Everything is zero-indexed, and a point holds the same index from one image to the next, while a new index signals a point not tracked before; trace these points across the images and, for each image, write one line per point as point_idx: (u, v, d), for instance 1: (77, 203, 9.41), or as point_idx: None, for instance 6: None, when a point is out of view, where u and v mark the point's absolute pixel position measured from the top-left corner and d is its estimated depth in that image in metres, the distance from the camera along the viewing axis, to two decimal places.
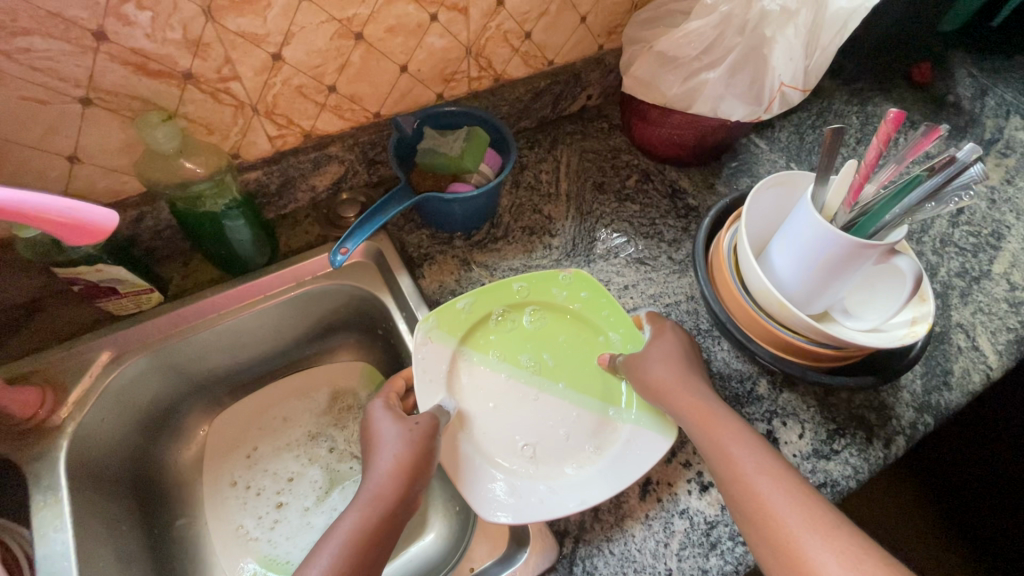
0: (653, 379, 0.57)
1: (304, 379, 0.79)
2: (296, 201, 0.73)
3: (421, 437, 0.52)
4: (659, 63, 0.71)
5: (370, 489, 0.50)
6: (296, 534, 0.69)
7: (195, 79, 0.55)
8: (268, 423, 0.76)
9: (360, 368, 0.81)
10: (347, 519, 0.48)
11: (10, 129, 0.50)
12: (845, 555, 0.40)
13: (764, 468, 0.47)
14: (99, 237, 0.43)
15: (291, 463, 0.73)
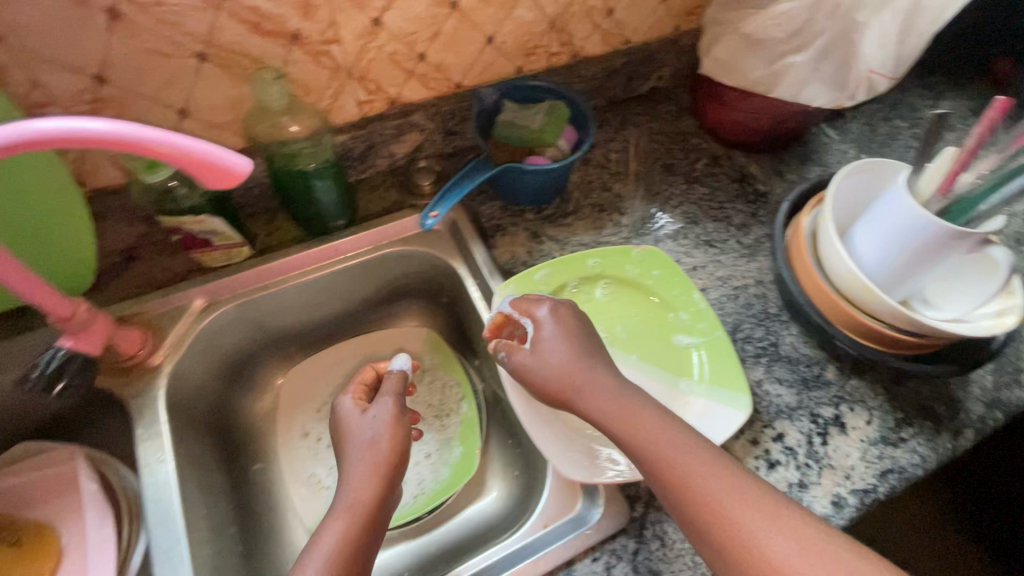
0: (556, 374, 0.54)
1: (370, 343, 0.83)
2: (374, 167, 0.75)
3: (390, 428, 0.58)
4: (744, 44, 0.70)
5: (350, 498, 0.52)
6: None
7: (301, 40, 0.57)
8: (339, 381, 0.79)
9: (424, 336, 0.84)
10: (328, 532, 0.49)
11: (133, 80, 0.52)
12: (801, 541, 0.41)
13: (707, 464, 0.46)
14: (230, 181, 0.42)
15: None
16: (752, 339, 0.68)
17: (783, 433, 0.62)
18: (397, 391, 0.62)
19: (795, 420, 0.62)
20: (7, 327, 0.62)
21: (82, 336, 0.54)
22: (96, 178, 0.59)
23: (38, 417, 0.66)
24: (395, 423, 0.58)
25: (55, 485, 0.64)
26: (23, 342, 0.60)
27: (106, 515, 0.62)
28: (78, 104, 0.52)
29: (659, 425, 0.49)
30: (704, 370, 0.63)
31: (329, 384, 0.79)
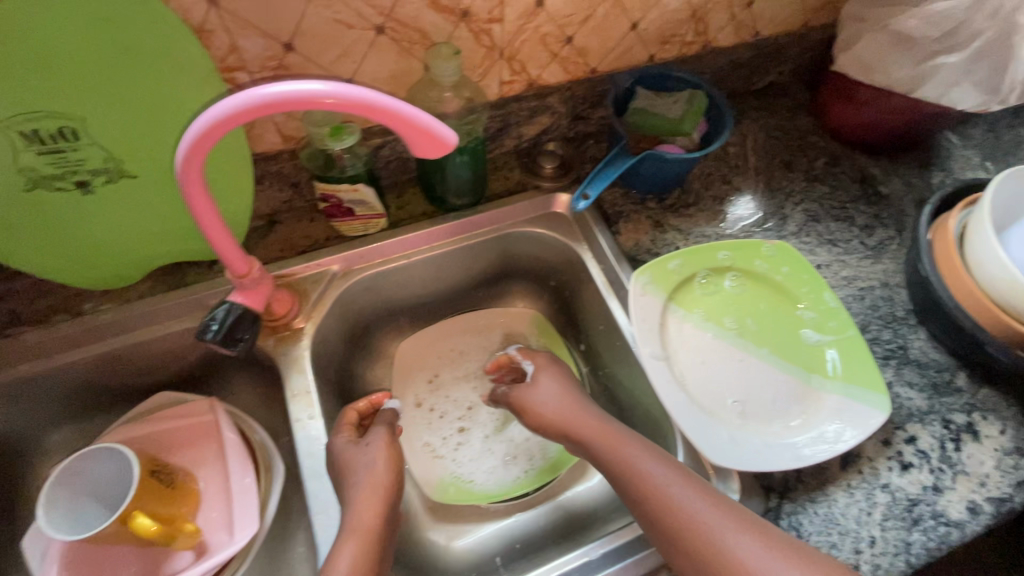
0: (555, 414, 0.63)
1: (478, 321, 0.83)
2: (502, 147, 0.76)
3: (383, 453, 0.56)
4: (892, 42, 0.69)
5: (356, 516, 0.51)
6: (478, 457, 0.74)
7: (469, 17, 0.58)
8: (449, 355, 0.81)
9: (531, 318, 0.84)
10: (346, 552, 0.49)
11: (317, 49, 0.54)
12: (763, 543, 0.47)
13: (670, 478, 0.53)
14: (436, 152, 0.44)
15: (470, 393, 0.78)
16: (881, 341, 0.67)
17: (915, 436, 0.61)
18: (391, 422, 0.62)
19: (927, 424, 0.62)
20: (166, 282, 0.65)
21: (252, 293, 0.57)
22: (259, 143, 0.61)
23: (176, 371, 0.69)
24: (389, 451, 0.57)
25: (197, 434, 0.67)
26: (180, 298, 0.63)
27: (248, 466, 0.66)
28: (264, 70, 0.54)
29: (645, 455, 0.56)
30: (836, 366, 0.62)
31: (439, 357, 0.80)
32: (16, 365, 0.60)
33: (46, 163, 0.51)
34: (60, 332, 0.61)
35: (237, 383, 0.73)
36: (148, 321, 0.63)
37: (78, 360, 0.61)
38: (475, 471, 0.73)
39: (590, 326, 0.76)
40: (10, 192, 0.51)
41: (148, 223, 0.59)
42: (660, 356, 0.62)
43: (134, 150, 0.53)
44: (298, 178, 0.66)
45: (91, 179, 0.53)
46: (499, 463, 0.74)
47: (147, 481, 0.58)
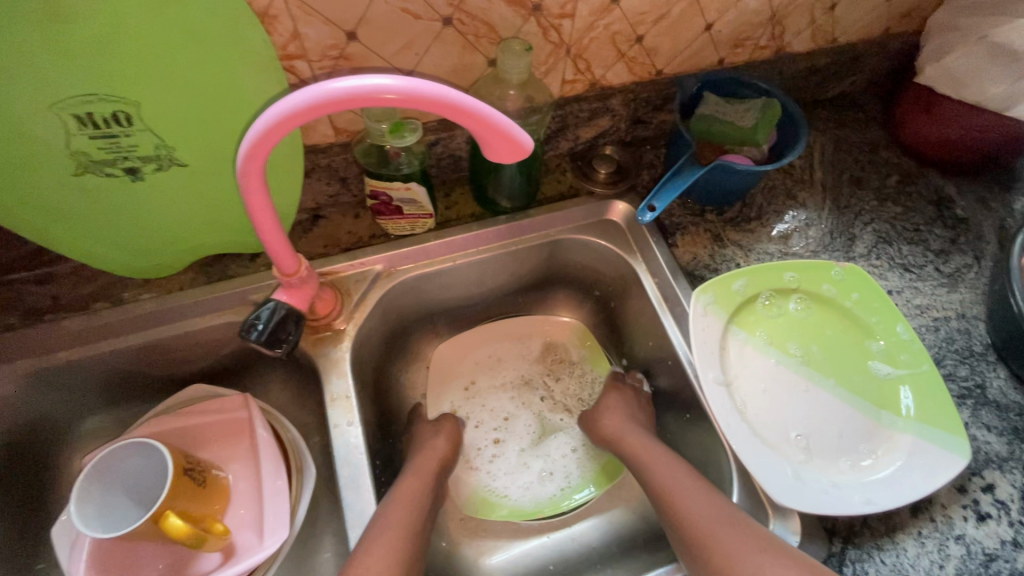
0: (603, 425, 0.67)
1: (517, 328, 0.80)
2: (557, 148, 0.72)
3: (447, 432, 0.67)
4: (989, 56, 0.64)
5: (412, 472, 0.60)
6: (514, 471, 0.71)
7: (540, 11, 0.54)
8: (487, 362, 0.77)
9: (574, 328, 0.80)
10: (401, 488, 0.57)
11: (379, 39, 0.51)
12: (743, 536, 0.49)
13: (679, 475, 0.57)
14: (511, 156, 0.41)
15: (508, 402, 0.75)
16: (956, 378, 0.63)
17: (993, 484, 0.57)
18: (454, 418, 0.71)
19: (1007, 471, 0.57)
20: (208, 273, 0.63)
21: (296, 292, 0.54)
22: (311, 135, 0.59)
23: (212, 365, 0.67)
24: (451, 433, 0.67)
25: (229, 431, 0.65)
26: (222, 291, 0.61)
27: (280, 468, 0.63)
28: (324, 59, 0.51)
29: (672, 466, 0.58)
30: (909, 404, 0.58)
31: (477, 364, 0.77)
32: (54, 352, 0.58)
33: (97, 148, 0.48)
34: (99, 321, 0.59)
35: (271, 379, 0.71)
36: (188, 314, 0.61)
37: (116, 350, 0.59)
38: (510, 488, 0.70)
39: (637, 341, 0.73)
40: (59, 177, 0.49)
41: (195, 214, 0.57)
42: (720, 381, 0.59)
43: (187, 137, 0.51)
44: (347, 172, 0.64)
45: (140, 166, 0.51)
46: (535, 480, 0.71)
47: (180, 479, 0.56)
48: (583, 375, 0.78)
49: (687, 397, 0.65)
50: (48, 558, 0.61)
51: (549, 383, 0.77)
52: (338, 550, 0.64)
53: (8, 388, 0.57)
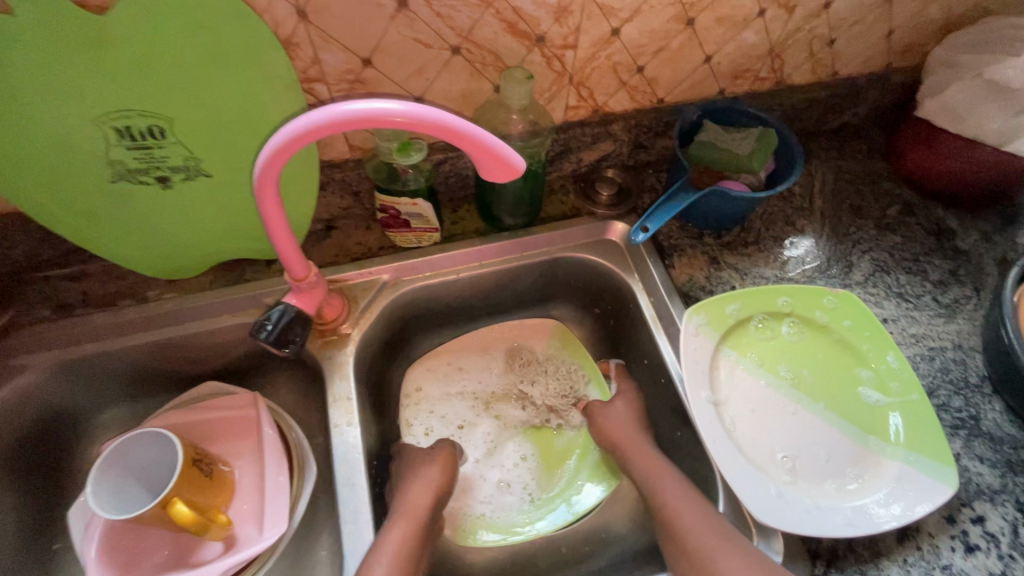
0: (614, 432, 0.65)
1: (485, 336, 0.79)
2: (560, 170, 0.76)
3: (441, 461, 0.65)
4: (986, 92, 0.65)
5: (403, 512, 0.57)
6: (478, 484, 0.70)
7: (544, 42, 0.58)
8: (451, 372, 0.76)
9: (552, 329, 0.79)
10: (393, 532, 0.55)
11: (392, 66, 0.55)
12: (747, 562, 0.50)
13: (681, 491, 0.57)
14: (505, 176, 0.44)
15: (467, 411, 0.74)
16: (950, 408, 0.63)
17: (984, 516, 0.57)
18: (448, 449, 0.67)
19: (999, 504, 0.57)
20: (226, 276, 0.67)
21: (306, 296, 0.58)
22: (327, 151, 0.63)
23: (224, 364, 0.71)
24: (445, 461, 0.65)
25: (237, 428, 0.69)
26: (238, 293, 0.65)
27: (283, 464, 0.66)
28: (341, 83, 0.55)
29: (678, 486, 0.57)
30: (899, 432, 0.58)
31: (439, 374, 0.76)
32: (81, 344, 0.62)
33: (133, 158, 0.53)
34: (125, 317, 0.64)
35: (279, 379, 0.74)
36: (206, 314, 0.65)
37: (137, 345, 0.64)
38: (477, 504, 0.69)
39: (633, 359, 0.74)
40: (98, 183, 0.54)
41: (217, 221, 0.61)
42: (708, 399, 0.60)
43: (214, 151, 0.55)
44: (360, 186, 0.68)
45: (170, 176, 0.56)
46: (500, 492, 0.70)
47: (189, 468, 0.59)
48: (558, 370, 0.76)
49: (679, 415, 0.66)
50: (64, 538, 0.64)
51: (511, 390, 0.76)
52: (333, 549, 0.66)
53: (38, 376, 0.61)
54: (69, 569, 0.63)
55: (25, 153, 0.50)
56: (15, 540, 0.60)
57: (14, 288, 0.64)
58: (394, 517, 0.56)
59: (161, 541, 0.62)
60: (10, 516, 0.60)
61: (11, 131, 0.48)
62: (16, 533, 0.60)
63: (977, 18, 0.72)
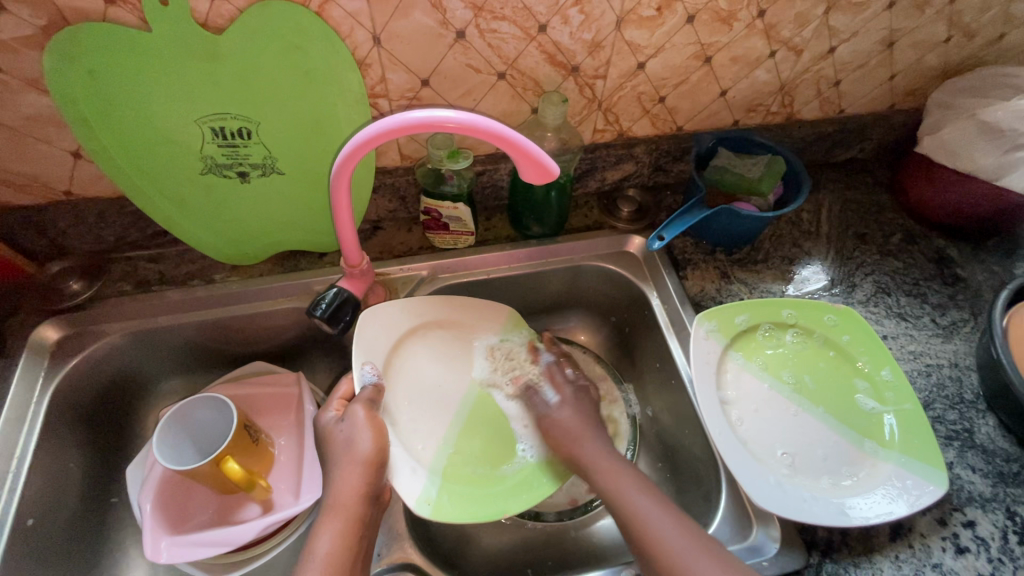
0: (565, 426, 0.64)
1: (447, 309, 0.72)
2: (586, 186, 0.83)
3: (369, 427, 0.59)
4: (979, 131, 0.71)
5: (335, 507, 0.55)
6: (419, 451, 0.64)
7: (578, 72, 0.66)
8: (400, 334, 0.69)
9: (507, 316, 0.74)
10: (327, 532, 0.53)
11: (447, 87, 0.64)
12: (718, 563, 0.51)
13: (645, 493, 0.57)
14: (539, 178, 0.51)
15: (411, 377, 0.68)
16: (945, 420, 0.67)
17: (975, 521, 0.60)
18: (374, 399, 0.62)
19: (989, 511, 0.60)
20: (283, 265, 0.75)
21: (356, 281, 0.66)
22: (383, 158, 0.72)
23: (272, 346, 0.78)
24: (373, 426, 0.59)
25: (280, 403, 0.74)
26: (293, 280, 0.73)
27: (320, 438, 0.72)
28: (402, 99, 0.64)
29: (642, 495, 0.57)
30: (894, 436, 0.62)
31: (381, 332, 0.67)
32: (155, 316, 0.70)
33: (221, 154, 0.62)
34: (194, 294, 0.71)
35: (319, 364, 0.81)
36: (264, 297, 0.73)
37: (202, 321, 0.71)
38: (418, 473, 0.62)
39: (645, 363, 0.79)
40: (190, 174, 0.63)
41: (281, 215, 0.69)
42: (715, 397, 0.65)
43: (288, 152, 0.64)
44: (408, 192, 0.76)
45: (249, 171, 0.64)
46: (450, 463, 0.64)
47: (241, 433, 0.65)
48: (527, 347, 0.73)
49: (687, 414, 0.71)
50: (120, 493, 0.70)
51: (461, 364, 0.71)
52: None
53: (116, 341, 0.69)
54: (123, 522, 0.69)
55: (136, 144, 0.59)
56: (84, 490, 0.66)
57: (101, 265, 0.73)
58: (327, 513, 0.55)
59: (207, 501, 0.68)
60: (80, 466, 0.66)
61: (129, 125, 0.58)
62: (85, 483, 0.66)
63: (973, 66, 0.79)
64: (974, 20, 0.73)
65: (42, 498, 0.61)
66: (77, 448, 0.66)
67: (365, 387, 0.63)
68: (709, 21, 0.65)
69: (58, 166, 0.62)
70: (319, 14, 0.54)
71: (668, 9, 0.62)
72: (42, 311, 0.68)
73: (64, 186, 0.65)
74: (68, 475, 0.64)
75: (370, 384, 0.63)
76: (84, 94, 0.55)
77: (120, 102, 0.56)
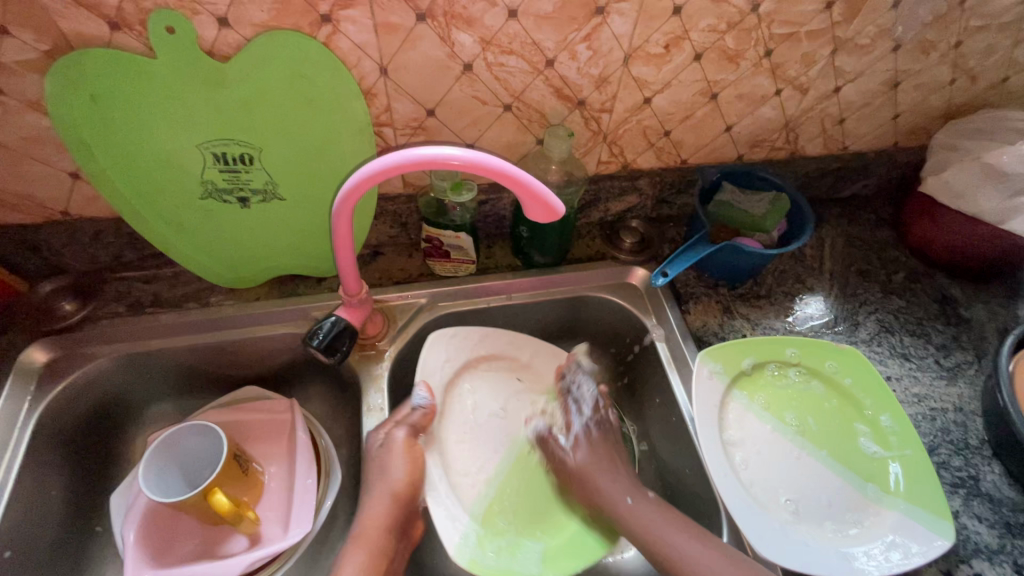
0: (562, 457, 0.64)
1: (507, 341, 0.74)
2: (590, 216, 0.83)
3: (405, 457, 0.61)
4: (984, 174, 0.71)
5: (359, 536, 0.57)
6: (461, 489, 0.64)
7: (584, 105, 0.66)
8: (455, 371, 0.70)
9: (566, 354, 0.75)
10: (351, 561, 0.55)
11: (451, 118, 0.63)
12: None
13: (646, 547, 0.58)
14: (546, 218, 0.51)
15: (462, 412, 0.69)
16: (950, 467, 0.65)
17: (982, 574, 0.58)
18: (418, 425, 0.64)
19: (996, 564, 0.59)
20: (281, 290, 0.74)
21: (355, 310, 0.65)
22: (386, 185, 0.71)
23: (265, 370, 0.76)
24: (411, 455, 0.61)
25: (273, 431, 0.72)
26: (290, 304, 0.72)
27: (312, 468, 0.69)
28: (407, 128, 0.63)
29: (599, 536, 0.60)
30: (899, 482, 0.61)
31: (443, 362, 0.69)
32: (148, 339, 0.69)
33: (222, 179, 0.62)
34: (188, 317, 0.70)
35: (313, 391, 0.79)
36: (260, 321, 0.71)
37: (194, 344, 0.70)
38: (455, 516, 0.61)
39: (646, 398, 0.77)
40: (189, 198, 0.62)
41: (281, 240, 0.69)
42: (719, 438, 0.64)
43: (290, 178, 0.63)
44: (410, 219, 0.76)
45: (250, 197, 0.64)
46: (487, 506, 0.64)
47: (231, 462, 0.62)
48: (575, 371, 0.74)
49: (688, 453, 0.69)
50: (105, 522, 0.67)
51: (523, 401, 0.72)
52: None
53: (106, 365, 0.67)
54: (104, 553, 0.66)
55: (135, 167, 0.58)
56: (64, 520, 0.63)
57: (94, 285, 0.71)
58: (350, 542, 0.56)
59: (193, 532, 0.65)
60: (62, 493, 0.64)
61: (131, 149, 0.57)
62: (66, 512, 0.64)
63: (977, 107, 0.79)
64: (978, 63, 0.73)
65: (20, 529, 0.59)
66: (61, 475, 0.64)
67: (415, 409, 0.65)
68: (717, 59, 0.65)
69: (55, 186, 0.61)
70: (327, 43, 0.54)
71: (676, 47, 0.62)
72: (33, 331, 0.67)
73: (60, 207, 0.64)
74: (49, 503, 0.62)
75: (420, 409, 0.64)
76: (85, 118, 0.54)
77: (120, 125, 0.55)
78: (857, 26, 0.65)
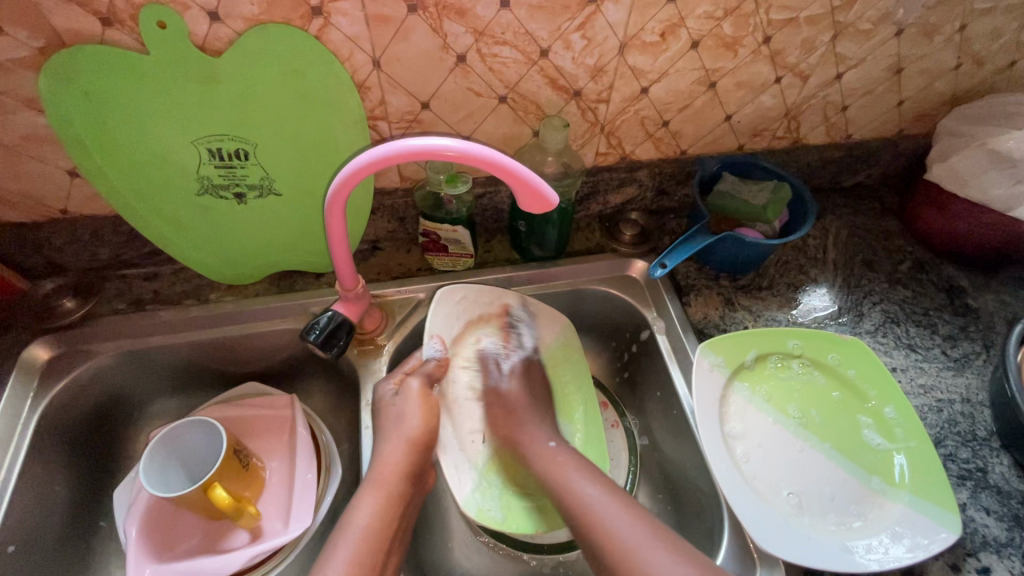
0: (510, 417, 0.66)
1: (525, 305, 0.74)
2: (588, 209, 0.82)
3: (419, 406, 0.60)
4: (991, 160, 0.70)
5: (375, 481, 0.56)
6: (468, 445, 0.66)
7: (580, 96, 0.65)
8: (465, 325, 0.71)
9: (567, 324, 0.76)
10: (366, 504, 0.54)
11: (446, 110, 0.63)
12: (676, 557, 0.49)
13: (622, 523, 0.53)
14: (539, 209, 0.50)
15: (466, 370, 0.70)
16: (956, 459, 0.64)
17: (990, 568, 0.57)
18: (431, 375, 0.65)
19: (1005, 557, 0.57)
20: (279, 286, 0.74)
21: (351, 305, 0.64)
22: (383, 180, 0.71)
23: (266, 366, 0.76)
24: (426, 408, 0.61)
25: (273, 426, 0.72)
26: (288, 301, 0.72)
27: (312, 463, 0.69)
28: (401, 121, 0.63)
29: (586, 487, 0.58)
30: (904, 475, 0.60)
31: (454, 316, 0.70)
32: (148, 336, 0.69)
33: (218, 175, 0.62)
34: (188, 315, 0.70)
35: (314, 386, 0.79)
36: (259, 318, 0.71)
37: (194, 340, 0.70)
38: (464, 472, 0.64)
39: (647, 391, 0.77)
40: (186, 195, 0.62)
41: (279, 236, 0.69)
42: (720, 431, 0.63)
43: (286, 174, 0.63)
44: (408, 214, 0.76)
45: (246, 193, 0.64)
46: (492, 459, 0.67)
47: (230, 457, 0.62)
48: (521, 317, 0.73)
49: (689, 445, 0.68)
50: (109, 517, 0.68)
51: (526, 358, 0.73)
52: None
53: (107, 361, 0.68)
54: (109, 548, 0.67)
55: (131, 164, 0.59)
56: (68, 514, 0.64)
57: (96, 283, 0.72)
58: (367, 486, 0.56)
59: (194, 527, 0.66)
60: (66, 489, 0.64)
61: (126, 146, 0.57)
62: (71, 506, 0.64)
63: (984, 93, 0.77)
64: (984, 47, 0.71)
65: (25, 523, 0.59)
66: (64, 470, 0.64)
67: (427, 361, 0.66)
68: (714, 47, 0.64)
69: (55, 184, 0.62)
70: (319, 37, 0.54)
71: (672, 35, 0.61)
72: (35, 329, 0.67)
73: (60, 206, 0.64)
74: (53, 498, 0.63)
75: (433, 360, 0.66)
76: (81, 115, 0.54)
77: (114, 122, 0.55)
78: (857, 11, 0.64)
